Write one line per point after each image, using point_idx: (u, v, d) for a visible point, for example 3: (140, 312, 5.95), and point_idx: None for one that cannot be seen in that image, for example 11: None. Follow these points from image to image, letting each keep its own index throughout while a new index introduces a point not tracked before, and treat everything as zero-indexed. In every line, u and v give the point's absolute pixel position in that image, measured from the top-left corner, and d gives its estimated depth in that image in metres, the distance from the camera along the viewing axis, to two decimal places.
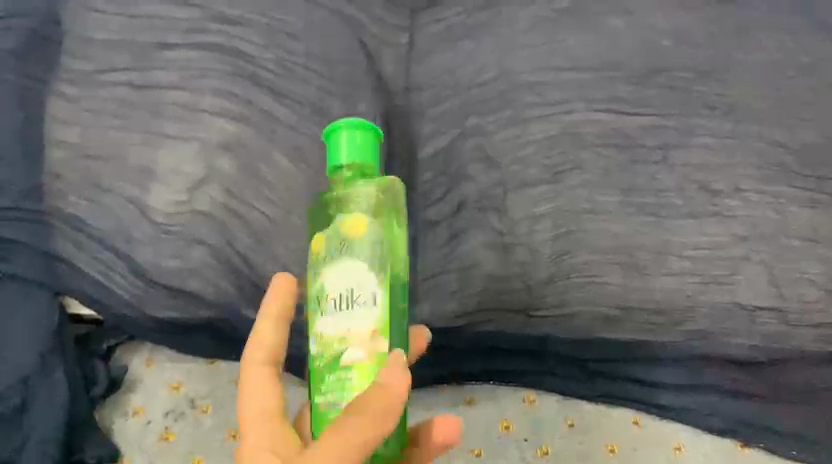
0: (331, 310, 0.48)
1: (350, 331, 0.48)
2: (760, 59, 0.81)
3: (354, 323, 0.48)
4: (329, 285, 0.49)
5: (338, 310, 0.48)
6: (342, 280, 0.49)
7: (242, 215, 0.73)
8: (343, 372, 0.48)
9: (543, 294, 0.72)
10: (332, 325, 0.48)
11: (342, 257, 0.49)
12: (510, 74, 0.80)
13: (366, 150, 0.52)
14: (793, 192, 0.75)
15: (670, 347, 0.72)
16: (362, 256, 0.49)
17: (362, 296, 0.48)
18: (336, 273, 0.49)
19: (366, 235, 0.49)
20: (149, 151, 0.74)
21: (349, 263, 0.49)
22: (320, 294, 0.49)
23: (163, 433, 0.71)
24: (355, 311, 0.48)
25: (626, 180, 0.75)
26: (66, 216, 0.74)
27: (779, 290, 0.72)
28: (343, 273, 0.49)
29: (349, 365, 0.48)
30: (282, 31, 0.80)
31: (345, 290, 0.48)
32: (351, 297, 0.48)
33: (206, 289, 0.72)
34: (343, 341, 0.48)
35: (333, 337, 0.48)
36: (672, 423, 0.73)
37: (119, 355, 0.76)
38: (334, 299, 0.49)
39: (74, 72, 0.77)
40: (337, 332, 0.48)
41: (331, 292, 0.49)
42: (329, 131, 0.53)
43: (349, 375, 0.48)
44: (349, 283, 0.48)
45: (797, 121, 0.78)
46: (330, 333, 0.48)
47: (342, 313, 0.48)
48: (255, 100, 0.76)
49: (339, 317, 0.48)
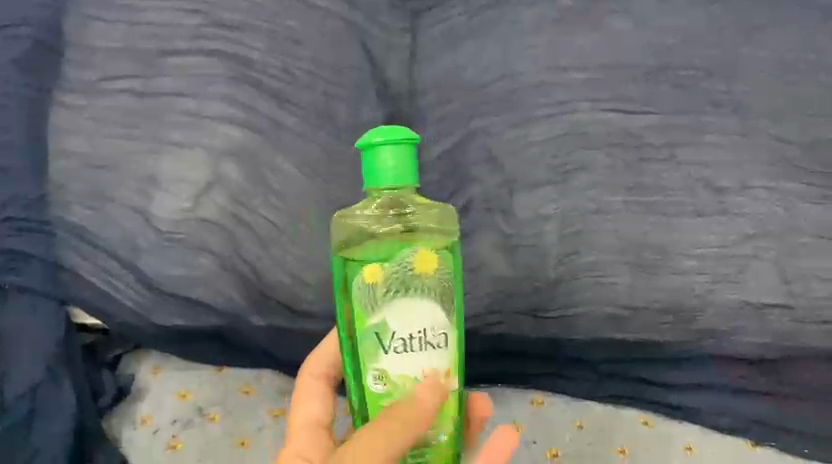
0: (403, 351, 0.50)
1: (421, 372, 0.51)
2: (763, 55, 0.81)
3: (426, 364, 0.51)
4: (394, 324, 0.50)
5: (408, 350, 0.50)
6: (409, 321, 0.50)
7: (248, 222, 0.73)
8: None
9: (552, 295, 0.72)
10: (403, 365, 0.50)
11: (409, 295, 0.50)
12: (515, 75, 0.80)
13: (406, 168, 0.51)
14: (801, 189, 0.74)
15: (675, 345, 0.71)
16: (431, 296, 0.51)
17: (434, 337, 0.51)
18: (402, 312, 0.50)
19: (435, 276, 0.51)
20: (153, 158, 0.74)
21: (417, 304, 0.50)
22: (380, 330, 0.50)
23: (171, 442, 0.70)
24: (427, 352, 0.51)
25: (633, 179, 0.75)
26: (72, 226, 0.74)
27: (789, 287, 0.71)
28: (413, 315, 0.50)
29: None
30: (286, 37, 0.81)
31: (414, 332, 0.50)
32: (423, 338, 0.51)
33: (213, 297, 0.72)
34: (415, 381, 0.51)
35: (402, 377, 0.51)
36: (685, 423, 0.71)
37: (125, 364, 0.76)
38: (402, 339, 0.50)
39: (79, 81, 0.78)
40: (408, 374, 0.51)
41: (396, 332, 0.50)
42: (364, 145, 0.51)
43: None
44: (418, 326, 0.51)
45: (803, 117, 0.78)
46: (400, 373, 0.50)
47: (412, 354, 0.50)
48: (261, 106, 0.77)
49: (409, 358, 0.50)
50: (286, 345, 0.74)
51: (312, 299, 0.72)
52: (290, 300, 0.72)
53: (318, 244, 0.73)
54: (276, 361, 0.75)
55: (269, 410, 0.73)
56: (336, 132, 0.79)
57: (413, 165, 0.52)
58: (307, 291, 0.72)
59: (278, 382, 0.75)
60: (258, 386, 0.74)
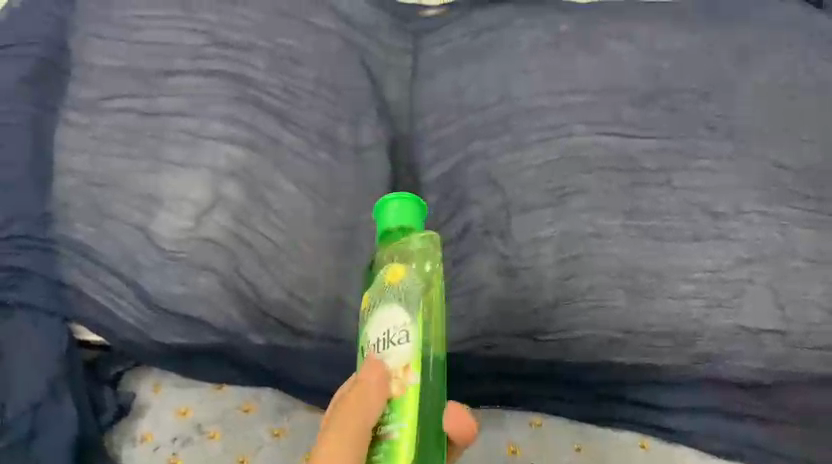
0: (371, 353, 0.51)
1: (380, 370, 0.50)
2: (757, 79, 0.82)
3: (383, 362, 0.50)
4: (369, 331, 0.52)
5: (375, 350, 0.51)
6: (376, 323, 0.52)
7: (249, 242, 0.74)
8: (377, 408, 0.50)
9: (550, 319, 0.72)
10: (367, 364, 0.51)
11: (378, 301, 0.52)
12: (512, 99, 0.81)
13: (409, 217, 0.56)
14: (796, 214, 0.75)
15: (674, 368, 0.71)
16: (393, 298, 0.51)
17: (395, 336, 0.50)
18: (373, 317, 0.52)
19: (397, 280, 0.52)
20: (155, 177, 0.75)
21: (380, 307, 0.52)
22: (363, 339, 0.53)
23: (171, 458, 0.70)
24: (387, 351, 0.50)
25: (630, 202, 0.76)
26: (72, 244, 0.74)
27: (783, 312, 0.72)
28: (379, 317, 0.52)
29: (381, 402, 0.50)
30: (286, 56, 0.82)
31: (378, 333, 0.51)
32: (384, 338, 0.51)
33: (213, 316, 0.72)
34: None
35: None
36: (678, 447, 0.72)
37: (126, 381, 0.76)
38: (373, 342, 0.52)
39: (82, 100, 0.79)
40: None
41: (370, 336, 0.52)
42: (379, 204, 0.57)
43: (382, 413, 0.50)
44: (381, 326, 0.51)
45: (797, 142, 0.79)
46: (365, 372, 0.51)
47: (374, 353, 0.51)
48: (262, 126, 0.78)
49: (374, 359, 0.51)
50: (285, 363, 0.73)
51: (311, 319, 0.73)
52: (288, 318, 0.73)
53: (319, 264, 0.75)
54: (272, 379, 0.75)
55: (268, 427, 0.73)
56: (335, 152, 0.79)
57: (417, 220, 0.56)
58: (307, 311, 0.73)
59: (277, 401, 0.75)
60: (257, 404, 0.74)
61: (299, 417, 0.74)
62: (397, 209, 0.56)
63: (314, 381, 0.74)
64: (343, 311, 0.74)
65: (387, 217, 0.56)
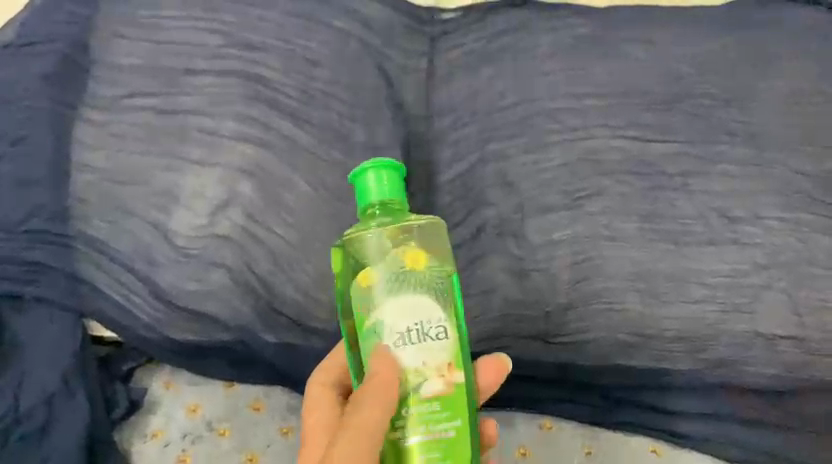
0: (403, 345, 0.50)
1: (425, 364, 0.50)
2: (779, 86, 0.82)
3: (428, 356, 0.50)
4: (392, 320, 0.50)
5: (408, 342, 0.50)
6: (406, 314, 0.50)
7: (263, 239, 0.74)
8: (419, 402, 0.50)
9: (561, 322, 0.72)
10: (406, 358, 0.50)
11: (407, 291, 0.50)
12: (530, 101, 0.81)
13: (394, 187, 0.53)
14: (814, 220, 0.74)
15: (688, 374, 0.70)
16: (426, 288, 0.51)
17: (432, 329, 0.50)
18: (397, 306, 0.50)
19: (429, 270, 0.51)
20: (172, 174, 0.76)
21: (412, 298, 0.50)
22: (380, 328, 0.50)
23: (181, 455, 0.71)
24: (429, 344, 0.50)
25: (646, 206, 0.75)
26: (90, 239, 0.75)
27: (800, 318, 0.71)
28: (410, 307, 0.50)
29: (426, 395, 0.50)
30: (305, 57, 0.82)
31: (412, 325, 0.50)
32: (421, 330, 0.50)
33: (224, 311, 0.73)
34: (418, 374, 0.50)
35: (407, 370, 0.50)
36: (693, 453, 0.70)
37: (139, 376, 0.76)
38: (401, 333, 0.50)
39: (102, 98, 0.80)
40: (415, 366, 0.50)
41: (393, 326, 0.50)
42: (355, 173, 0.54)
43: (426, 406, 0.50)
44: (415, 318, 0.50)
45: (817, 149, 0.78)
46: (403, 366, 0.50)
47: (413, 347, 0.50)
48: (278, 126, 0.78)
49: (411, 352, 0.50)
50: (294, 360, 0.73)
51: (324, 317, 0.73)
52: (300, 315, 0.73)
53: (333, 261, 0.74)
54: (282, 378, 0.74)
55: (278, 426, 0.73)
56: (350, 152, 0.79)
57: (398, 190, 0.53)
58: (320, 310, 0.73)
59: (286, 398, 0.75)
60: (267, 402, 0.74)
61: None
62: (381, 178, 0.53)
63: None
64: None
65: (368, 189, 0.53)
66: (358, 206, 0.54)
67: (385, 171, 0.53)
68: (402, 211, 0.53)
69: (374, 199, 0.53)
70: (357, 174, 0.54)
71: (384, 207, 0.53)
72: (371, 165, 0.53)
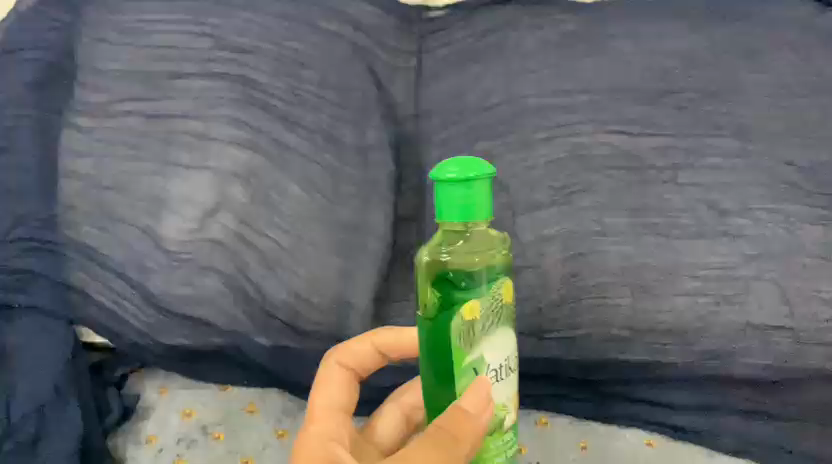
0: (496, 383, 0.48)
1: (510, 398, 0.49)
2: (764, 79, 0.81)
3: (511, 390, 0.50)
4: (490, 358, 0.48)
5: (502, 377, 0.48)
6: (503, 350, 0.48)
7: (254, 243, 0.74)
8: (502, 434, 0.50)
9: (554, 317, 0.73)
10: (498, 393, 0.48)
11: (502, 326, 0.48)
12: (517, 98, 0.82)
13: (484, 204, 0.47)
14: (803, 211, 0.74)
15: (680, 366, 0.71)
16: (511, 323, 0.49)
17: (515, 363, 0.50)
18: (498, 344, 0.48)
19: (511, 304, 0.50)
20: (162, 179, 0.76)
21: (507, 332, 0.48)
22: (478, 365, 0.47)
23: (176, 459, 0.69)
24: (511, 377, 0.49)
25: (636, 201, 0.75)
26: (81, 247, 0.75)
27: (791, 309, 0.70)
28: (505, 344, 0.48)
29: (507, 426, 0.50)
30: (294, 59, 0.81)
31: (505, 360, 0.48)
32: (509, 364, 0.49)
33: (217, 317, 0.73)
34: (505, 408, 0.49)
35: (499, 406, 0.48)
36: (687, 445, 0.70)
37: (130, 383, 0.77)
38: (496, 371, 0.48)
39: (88, 104, 0.79)
40: (503, 402, 0.49)
41: (492, 363, 0.48)
42: (439, 177, 0.46)
43: (507, 437, 0.50)
44: (508, 353, 0.49)
45: (806, 141, 0.78)
46: (496, 402, 0.48)
47: (503, 382, 0.49)
48: (267, 129, 0.78)
49: (501, 387, 0.48)
50: (289, 362, 0.75)
51: (318, 319, 0.74)
52: (294, 319, 0.74)
53: (325, 263, 0.74)
54: (278, 379, 0.77)
55: (273, 428, 0.72)
56: (340, 154, 0.79)
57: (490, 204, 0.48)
58: (313, 312, 0.73)
59: (282, 402, 0.75)
60: (262, 406, 0.75)
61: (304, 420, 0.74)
62: (476, 193, 0.46)
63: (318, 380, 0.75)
64: (350, 312, 0.74)
65: (457, 203, 0.46)
66: (441, 216, 0.47)
67: (479, 184, 0.46)
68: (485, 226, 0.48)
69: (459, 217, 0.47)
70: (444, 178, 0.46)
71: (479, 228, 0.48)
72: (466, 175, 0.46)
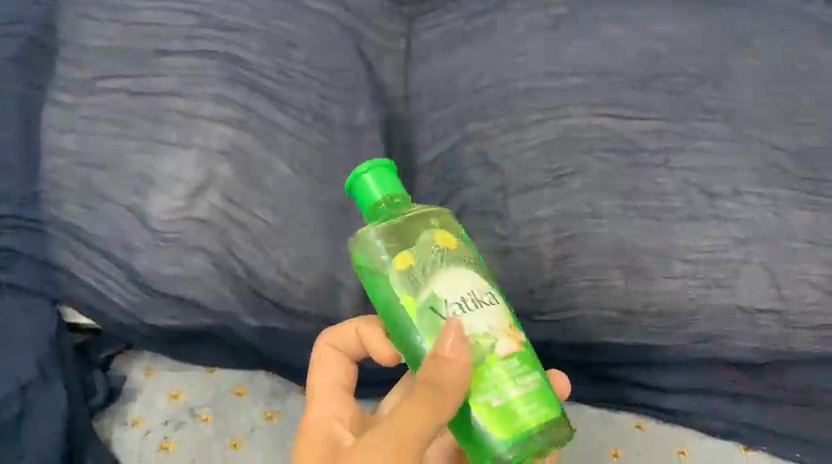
0: (462, 315, 0.46)
1: (492, 327, 0.47)
2: (754, 65, 0.82)
3: (492, 320, 0.47)
4: (444, 292, 0.47)
5: (467, 308, 0.47)
6: (458, 285, 0.47)
7: (242, 222, 0.73)
8: (498, 363, 0.46)
9: (546, 299, 0.72)
10: (467, 323, 0.46)
11: (447, 264, 0.48)
12: (508, 81, 0.81)
13: (391, 184, 0.52)
14: (793, 195, 0.74)
15: (671, 350, 0.70)
16: (462, 260, 0.49)
17: (485, 294, 0.48)
18: (448, 280, 0.47)
19: (462, 248, 0.50)
20: (148, 157, 0.75)
21: (458, 269, 0.48)
22: (433, 303, 0.47)
23: (163, 443, 0.70)
24: (488, 308, 0.47)
25: (628, 184, 0.75)
26: (64, 225, 0.74)
27: (780, 292, 0.70)
28: (457, 277, 0.48)
29: (502, 356, 0.46)
30: (282, 39, 0.82)
31: (466, 292, 0.47)
32: (476, 297, 0.47)
33: (205, 296, 0.72)
34: (487, 338, 0.46)
35: (472, 336, 0.46)
36: (675, 426, 0.72)
37: (116, 365, 0.75)
38: (456, 303, 0.47)
39: (73, 80, 0.79)
40: (480, 332, 0.46)
41: (450, 298, 0.47)
42: (348, 186, 0.53)
43: (507, 366, 0.46)
44: (467, 286, 0.48)
45: (794, 126, 0.78)
46: (471, 334, 0.46)
47: (473, 313, 0.47)
48: (256, 107, 0.77)
49: (472, 317, 0.46)
50: (280, 345, 0.72)
51: (306, 299, 0.72)
52: (283, 299, 0.72)
53: (314, 243, 0.73)
54: (265, 361, 0.74)
55: (262, 410, 0.72)
56: (330, 133, 0.79)
57: (399, 188, 0.52)
58: (301, 292, 0.72)
59: (271, 382, 0.74)
60: (250, 386, 0.74)
61: (293, 401, 0.73)
62: (380, 178, 0.52)
63: (306, 363, 0.73)
64: (340, 292, 0.72)
65: (369, 191, 0.52)
66: (363, 213, 0.52)
67: (379, 171, 0.52)
68: (406, 204, 0.52)
69: (378, 199, 0.51)
70: (352, 183, 0.53)
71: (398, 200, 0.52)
72: (362, 169, 0.52)
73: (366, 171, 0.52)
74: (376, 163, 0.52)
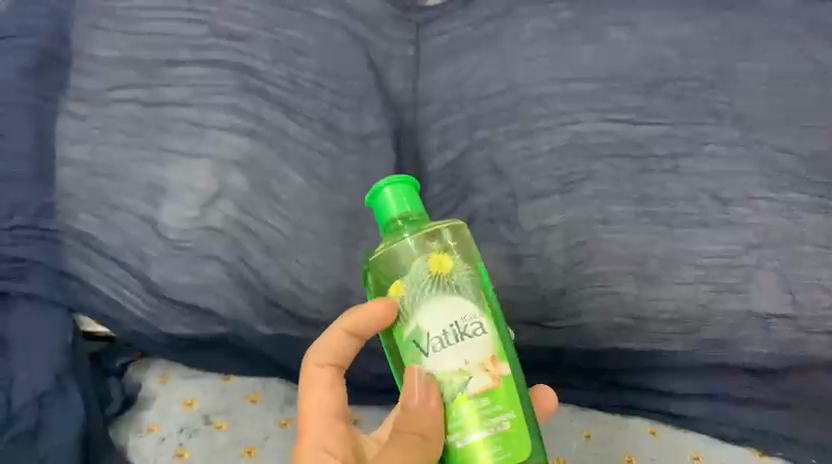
0: (440, 350, 0.51)
1: (468, 363, 0.51)
2: (762, 69, 0.82)
3: (469, 355, 0.51)
4: (427, 326, 0.51)
5: (446, 343, 0.51)
6: (441, 318, 0.51)
7: (254, 230, 0.74)
8: (469, 400, 0.51)
9: (557, 305, 0.72)
10: (444, 359, 0.51)
11: (435, 295, 0.51)
12: (516, 87, 0.81)
13: (408, 202, 0.54)
14: (803, 199, 0.74)
15: (682, 355, 0.70)
16: (454, 290, 0.52)
17: (468, 327, 0.51)
18: (432, 312, 0.51)
19: (456, 276, 0.52)
20: (159, 167, 0.76)
21: (445, 301, 0.51)
22: (416, 335, 0.51)
23: (178, 450, 0.70)
24: (468, 343, 0.51)
25: (637, 189, 0.75)
26: (77, 234, 0.74)
27: (792, 296, 0.70)
28: (443, 311, 0.51)
29: (474, 393, 0.51)
30: (291, 47, 0.82)
31: (448, 327, 0.51)
32: (458, 330, 0.51)
33: (219, 305, 0.72)
34: (463, 373, 0.51)
35: (446, 371, 0.51)
36: (689, 433, 0.71)
37: (131, 373, 0.76)
38: (437, 337, 0.51)
39: (83, 91, 0.79)
40: (454, 368, 0.51)
41: (432, 332, 0.51)
42: (370, 197, 0.55)
43: (477, 403, 0.51)
44: (450, 319, 0.51)
45: (803, 130, 0.78)
46: (446, 370, 0.51)
47: (451, 348, 0.51)
48: (266, 116, 0.78)
49: (449, 352, 0.51)
50: (293, 353, 0.72)
51: (318, 306, 0.72)
52: (295, 307, 0.72)
53: (326, 251, 0.74)
54: (278, 369, 0.75)
55: (276, 418, 0.73)
56: (339, 141, 0.79)
57: (416, 206, 0.55)
58: (314, 300, 0.72)
59: (285, 390, 0.75)
60: (265, 393, 0.74)
61: None
62: (398, 196, 0.54)
63: None
64: (352, 299, 0.72)
65: (388, 207, 0.54)
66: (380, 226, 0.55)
67: (400, 190, 0.54)
68: (422, 222, 0.54)
69: (394, 217, 0.54)
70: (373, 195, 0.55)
71: (410, 221, 0.54)
72: (385, 183, 0.54)
73: (387, 187, 0.54)
74: (398, 181, 0.55)
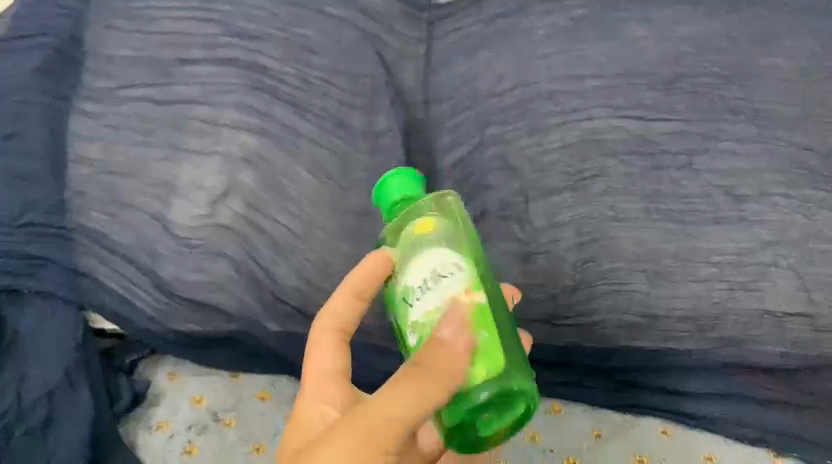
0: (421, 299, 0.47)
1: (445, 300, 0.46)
2: (780, 65, 0.81)
3: (446, 293, 0.46)
4: (410, 281, 0.48)
5: (427, 291, 0.47)
6: (420, 269, 0.47)
7: (263, 228, 0.74)
8: None
9: (567, 304, 0.71)
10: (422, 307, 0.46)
11: (414, 248, 0.49)
12: (528, 84, 0.81)
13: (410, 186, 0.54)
14: (821, 196, 0.73)
15: (696, 354, 0.69)
16: (434, 240, 0.49)
17: (444, 268, 0.47)
18: (415, 267, 0.48)
19: (434, 234, 0.49)
20: (171, 165, 0.76)
21: (424, 253, 0.48)
22: (402, 295, 0.48)
23: (187, 446, 0.71)
24: (443, 285, 0.46)
25: (650, 186, 0.74)
26: (89, 232, 0.75)
27: (809, 295, 0.69)
28: (422, 261, 0.48)
29: None
30: (302, 45, 0.82)
31: (426, 275, 0.47)
32: (435, 276, 0.47)
33: (229, 302, 0.72)
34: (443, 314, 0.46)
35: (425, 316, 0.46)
36: (701, 433, 0.70)
37: (141, 369, 0.76)
38: (418, 289, 0.47)
39: (98, 90, 0.80)
40: (433, 312, 0.46)
41: (414, 286, 0.47)
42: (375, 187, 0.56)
43: None
44: (430, 266, 0.47)
45: (821, 125, 0.77)
46: (427, 317, 0.46)
47: (430, 295, 0.46)
48: (276, 114, 0.78)
49: (429, 300, 0.46)
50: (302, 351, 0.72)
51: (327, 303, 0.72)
52: (304, 304, 0.72)
53: (335, 248, 0.73)
54: (286, 367, 0.75)
55: (284, 415, 0.73)
56: (349, 139, 0.79)
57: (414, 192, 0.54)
58: (322, 297, 0.72)
59: (292, 387, 0.75)
60: (274, 392, 0.74)
61: None
62: (399, 180, 0.54)
63: None
64: None
65: (389, 193, 0.54)
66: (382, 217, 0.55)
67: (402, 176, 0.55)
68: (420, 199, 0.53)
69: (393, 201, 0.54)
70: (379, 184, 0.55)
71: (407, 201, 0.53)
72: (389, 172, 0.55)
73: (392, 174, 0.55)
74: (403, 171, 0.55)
